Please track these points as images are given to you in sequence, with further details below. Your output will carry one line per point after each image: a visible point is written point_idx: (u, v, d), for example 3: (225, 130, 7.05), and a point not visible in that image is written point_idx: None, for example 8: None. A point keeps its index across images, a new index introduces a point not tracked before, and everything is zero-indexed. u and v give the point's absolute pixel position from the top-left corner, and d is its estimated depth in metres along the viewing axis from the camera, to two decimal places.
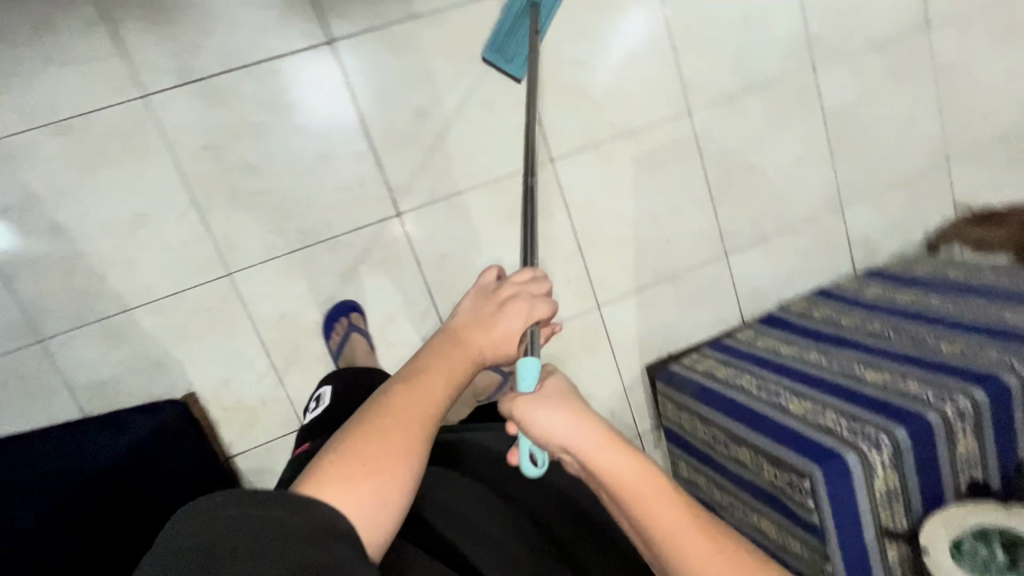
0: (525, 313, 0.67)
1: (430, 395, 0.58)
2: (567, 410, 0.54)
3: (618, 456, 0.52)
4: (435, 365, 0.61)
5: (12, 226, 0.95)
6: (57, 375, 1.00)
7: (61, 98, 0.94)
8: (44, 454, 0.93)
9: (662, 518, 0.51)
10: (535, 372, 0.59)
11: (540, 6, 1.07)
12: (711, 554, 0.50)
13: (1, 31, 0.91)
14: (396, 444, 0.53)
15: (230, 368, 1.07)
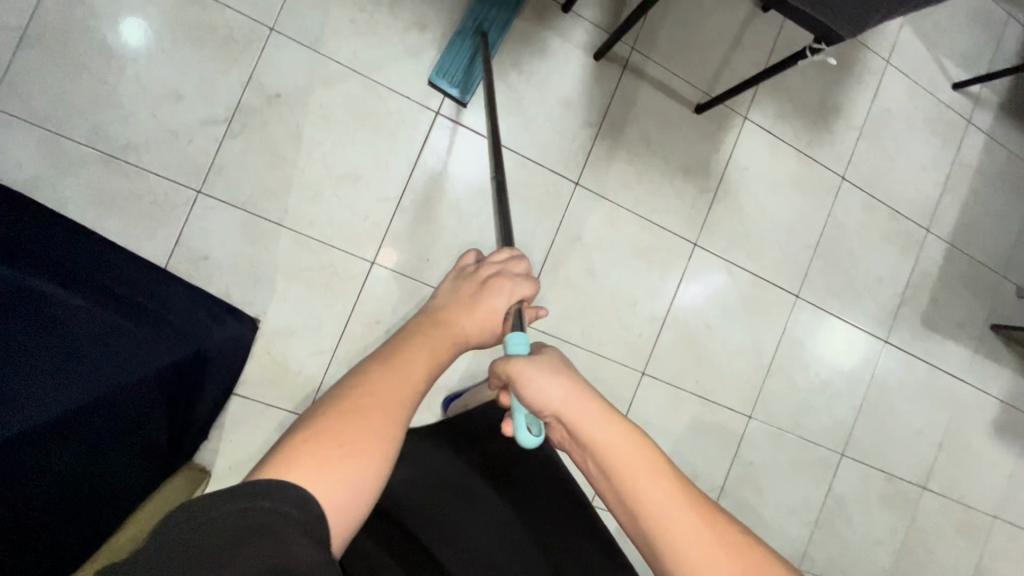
0: (502, 294, 0.74)
1: (412, 373, 0.60)
2: (560, 374, 0.60)
3: (601, 419, 0.57)
4: (420, 344, 0.65)
5: (267, 107, 1.04)
6: (180, 223, 1.01)
7: (384, 67, 1.10)
8: (127, 278, 0.90)
9: (653, 493, 0.54)
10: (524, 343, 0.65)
11: (486, 35, 1.10)
12: (704, 531, 0.53)
13: (394, 5, 1.09)
14: (380, 413, 0.55)
15: (304, 328, 1.08)
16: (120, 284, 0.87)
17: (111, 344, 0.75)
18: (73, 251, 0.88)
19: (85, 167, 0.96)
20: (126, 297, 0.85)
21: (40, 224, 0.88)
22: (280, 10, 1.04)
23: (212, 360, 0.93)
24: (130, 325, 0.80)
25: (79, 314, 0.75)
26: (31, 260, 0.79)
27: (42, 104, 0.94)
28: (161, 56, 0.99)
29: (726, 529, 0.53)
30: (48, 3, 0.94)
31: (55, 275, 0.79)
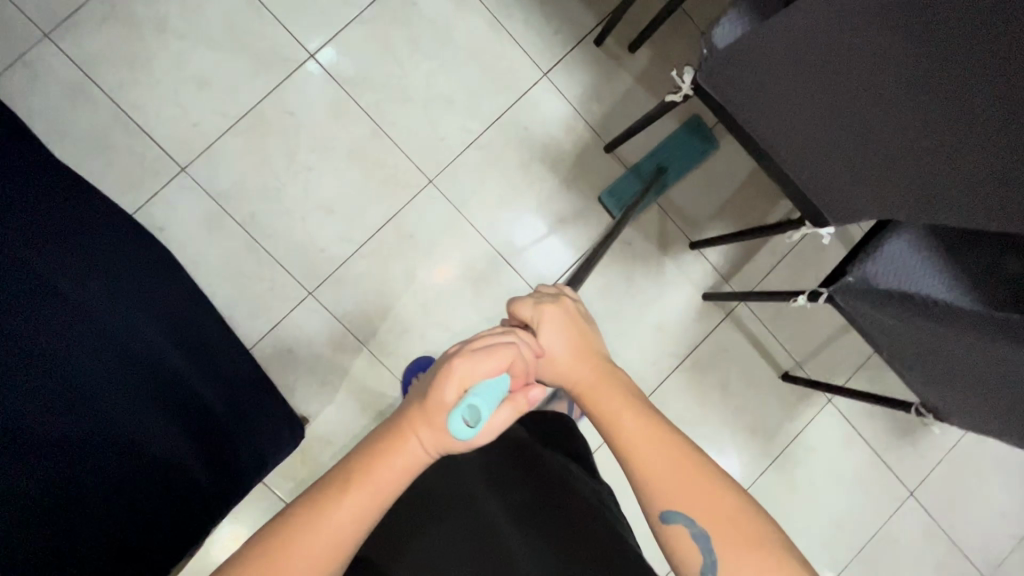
0: (475, 366, 0.54)
1: (349, 509, 0.50)
2: (577, 336, 0.65)
3: (612, 387, 0.61)
4: (385, 452, 0.53)
5: (397, 244, 1.13)
6: (281, 315, 1.10)
7: (511, 241, 1.17)
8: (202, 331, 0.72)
9: (635, 437, 0.57)
10: (489, 389, 0.54)
11: (665, 170, 1.18)
12: (677, 463, 0.54)
13: (543, 195, 1.18)
14: (324, 541, 0.48)
15: (341, 442, 1.13)
16: (146, 322, 0.60)
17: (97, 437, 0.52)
18: (131, 254, 0.64)
19: (230, 242, 1.08)
20: (184, 355, 0.65)
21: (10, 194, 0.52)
22: (444, 168, 1.14)
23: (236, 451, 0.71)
24: (163, 397, 0.59)
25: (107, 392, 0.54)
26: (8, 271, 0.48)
27: (222, 181, 1.07)
28: (331, 174, 1.11)
29: (698, 474, 0.54)
30: (265, 106, 1.08)
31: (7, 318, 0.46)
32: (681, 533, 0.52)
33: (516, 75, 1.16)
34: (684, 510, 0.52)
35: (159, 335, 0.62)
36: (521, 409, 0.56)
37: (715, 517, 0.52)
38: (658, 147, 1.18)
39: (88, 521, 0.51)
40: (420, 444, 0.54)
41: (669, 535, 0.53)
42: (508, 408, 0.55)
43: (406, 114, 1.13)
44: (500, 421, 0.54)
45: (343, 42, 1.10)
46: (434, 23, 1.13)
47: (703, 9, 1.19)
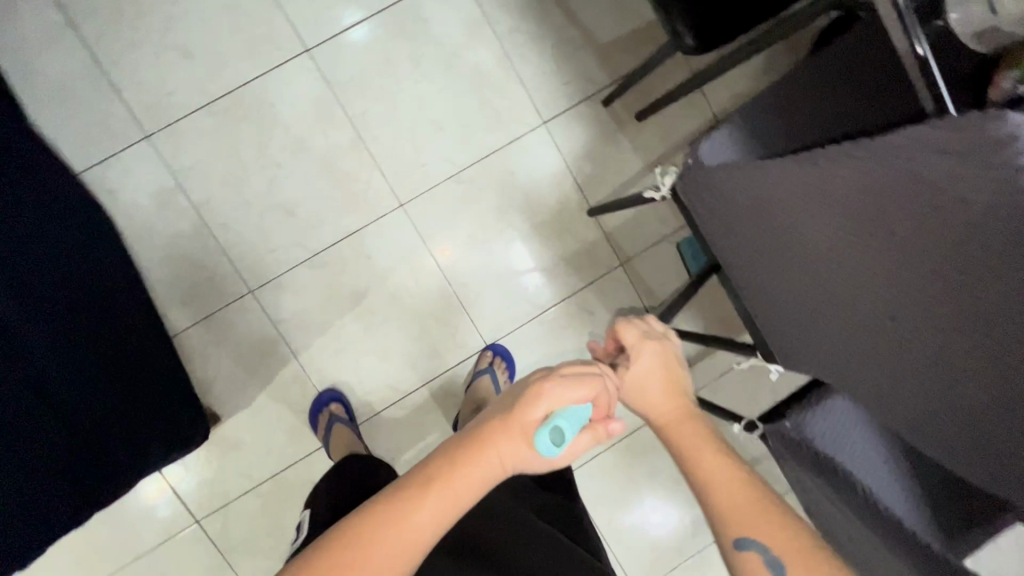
0: (565, 390, 0.52)
1: (435, 511, 0.47)
2: (664, 368, 0.65)
3: (693, 425, 0.61)
4: (463, 459, 0.49)
5: (351, 261, 1.09)
6: (215, 306, 1.06)
7: (470, 284, 1.13)
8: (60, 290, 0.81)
9: (707, 467, 0.57)
10: (571, 417, 0.52)
11: None
12: (742, 494, 0.54)
13: (512, 243, 1.14)
14: (397, 546, 0.45)
15: (248, 447, 1.09)
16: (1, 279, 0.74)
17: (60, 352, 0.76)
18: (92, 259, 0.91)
19: (179, 222, 1.03)
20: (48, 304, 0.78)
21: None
22: (417, 195, 1.10)
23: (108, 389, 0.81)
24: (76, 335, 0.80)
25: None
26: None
27: (185, 158, 1.03)
28: (299, 175, 1.06)
29: (769, 505, 0.53)
30: (247, 91, 1.03)
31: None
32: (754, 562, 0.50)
33: (513, 117, 1.12)
34: (757, 535, 0.51)
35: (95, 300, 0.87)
36: (600, 438, 0.54)
37: (785, 542, 0.50)
38: None
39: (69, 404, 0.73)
40: (504, 455, 0.50)
41: (745, 562, 0.51)
42: (589, 435, 0.53)
43: (392, 133, 1.08)
44: (579, 447, 0.52)
45: (343, 43, 1.05)
46: (442, 45, 1.08)
47: (719, 95, 1.16)
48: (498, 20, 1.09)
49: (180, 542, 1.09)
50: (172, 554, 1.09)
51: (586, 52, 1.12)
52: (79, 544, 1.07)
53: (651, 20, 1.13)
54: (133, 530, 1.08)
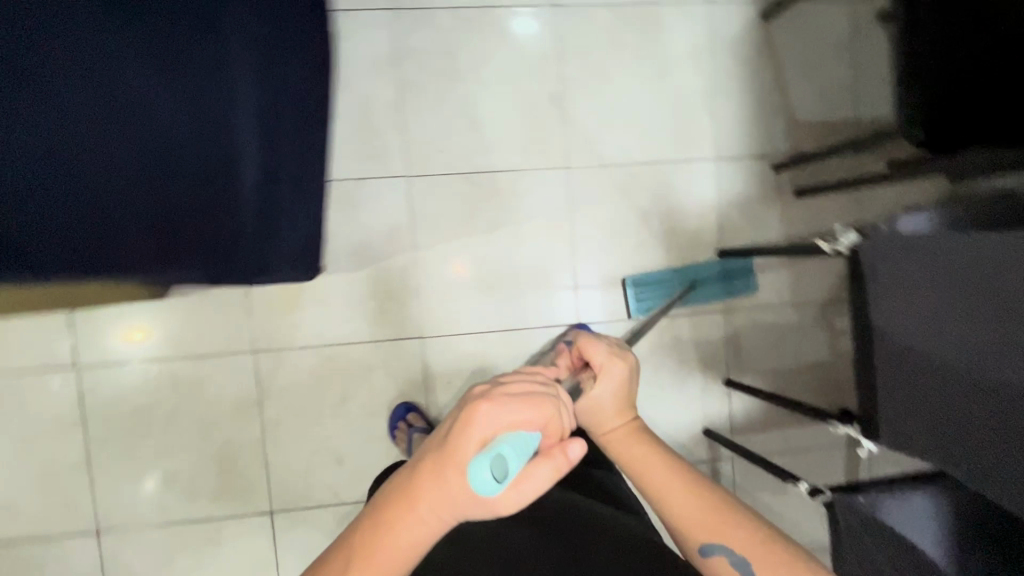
0: (502, 416, 0.52)
1: (395, 551, 0.56)
2: (616, 392, 0.71)
3: (641, 447, 0.71)
4: (391, 527, 0.56)
5: (503, 193, 1.16)
6: (372, 173, 1.12)
7: (589, 263, 1.19)
8: None
9: (658, 480, 0.69)
10: (515, 442, 0.51)
11: (695, 293, 1.17)
12: (698, 510, 0.66)
13: (643, 247, 1.19)
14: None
15: (333, 308, 1.12)
16: None
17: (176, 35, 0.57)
18: None
19: (382, 89, 1.11)
20: None
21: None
22: (585, 166, 1.17)
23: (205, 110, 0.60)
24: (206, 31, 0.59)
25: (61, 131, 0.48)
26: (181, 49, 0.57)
27: (414, 41, 1.11)
28: (495, 103, 1.14)
29: (727, 517, 0.65)
30: (493, 14, 1.13)
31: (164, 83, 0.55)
32: (718, 562, 0.64)
33: (693, 142, 1.20)
34: (719, 542, 0.64)
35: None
36: (558, 469, 0.53)
37: (750, 549, 0.62)
38: (698, 267, 1.18)
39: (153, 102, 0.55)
40: (446, 499, 0.54)
41: (711, 564, 0.65)
42: (545, 467, 0.52)
43: (590, 104, 1.17)
44: (537, 479, 0.52)
45: (586, 15, 1.15)
46: (666, 55, 1.18)
47: (875, 206, 1.23)
48: (719, 59, 1.19)
49: (228, 363, 1.11)
50: (216, 371, 1.11)
51: (777, 119, 1.21)
52: (138, 320, 1.09)
53: (845, 119, 1.22)
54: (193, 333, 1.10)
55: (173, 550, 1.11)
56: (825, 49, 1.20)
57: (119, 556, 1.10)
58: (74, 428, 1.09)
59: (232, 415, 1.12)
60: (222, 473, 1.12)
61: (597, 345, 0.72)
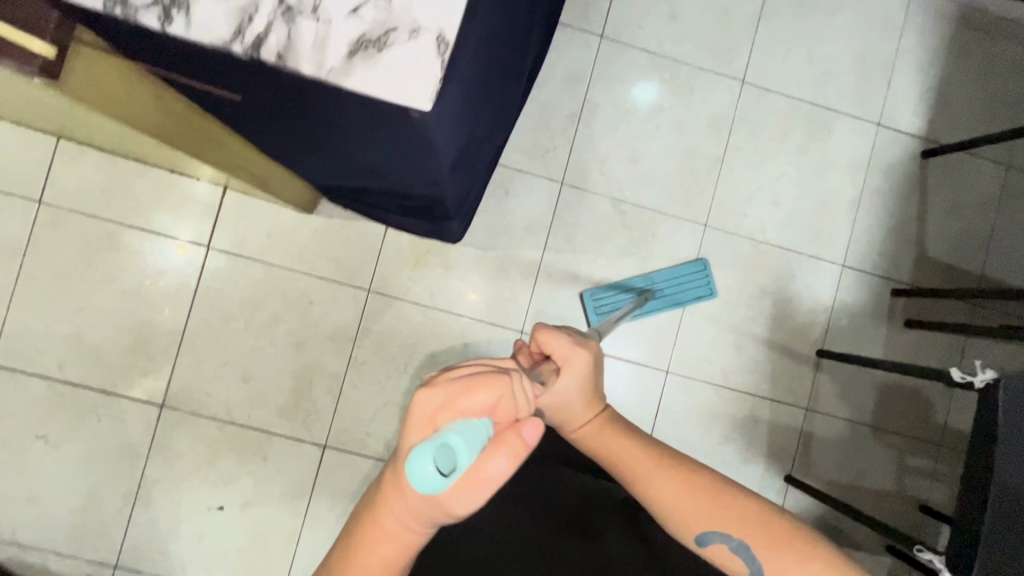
0: (451, 399, 0.47)
1: (370, 564, 0.53)
2: (582, 380, 0.64)
3: (620, 441, 0.68)
4: (365, 536, 0.53)
5: (640, 228, 1.21)
6: (533, 169, 1.18)
7: (694, 317, 1.22)
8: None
9: (642, 474, 0.66)
10: (463, 432, 0.44)
11: (648, 304, 1.18)
12: (690, 496, 0.64)
13: (749, 321, 1.23)
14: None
15: (453, 276, 1.17)
16: None
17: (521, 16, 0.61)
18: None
19: (568, 100, 1.19)
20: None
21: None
22: (721, 230, 1.22)
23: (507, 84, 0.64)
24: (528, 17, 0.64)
25: (470, 65, 0.48)
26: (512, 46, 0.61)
27: (610, 69, 1.20)
28: (661, 147, 1.21)
29: (721, 496, 0.64)
30: (685, 70, 1.22)
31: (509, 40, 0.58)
32: (718, 547, 0.63)
33: (826, 242, 1.24)
34: (716, 528, 0.63)
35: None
36: (519, 454, 0.46)
37: (746, 532, 0.62)
38: (650, 274, 1.19)
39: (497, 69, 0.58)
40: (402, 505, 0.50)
41: (712, 548, 0.64)
42: (504, 459, 0.45)
43: (744, 177, 1.23)
44: (499, 471, 0.45)
45: (766, 99, 1.23)
46: (826, 158, 1.24)
47: (978, 360, 1.24)
48: (872, 177, 1.25)
49: (341, 292, 1.14)
50: (327, 295, 1.14)
51: (909, 248, 1.26)
52: (278, 224, 1.14)
53: (970, 271, 1.26)
54: (321, 254, 1.14)
55: (223, 447, 1.13)
56: (971, 201, 1.26)
57: (172, 435, 1.12)
58: (181, 301, 1.12)
59: (325, 341, 1.14)
60: (294, 391, 1.14)
61: (559, 335, 0.64)
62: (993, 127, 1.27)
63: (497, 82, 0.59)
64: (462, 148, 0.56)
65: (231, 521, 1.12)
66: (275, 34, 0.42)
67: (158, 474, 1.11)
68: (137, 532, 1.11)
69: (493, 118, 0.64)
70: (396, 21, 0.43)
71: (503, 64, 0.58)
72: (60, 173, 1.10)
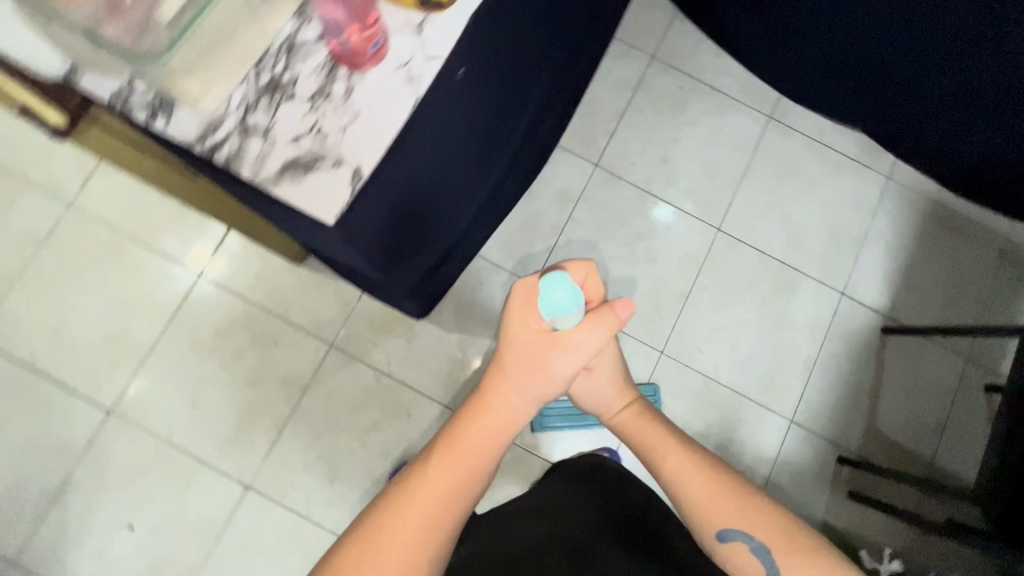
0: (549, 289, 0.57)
1: (464, 458, 0.54)
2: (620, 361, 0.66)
3: (652, 428, 0.65)
4: (469, 421, 0.56)
5: None
6: (510, 267, 1.27)
7: None
8: (529, 130, 0.80)
9: (674, 461, 0.62)
10: (570, 288, 0.54)
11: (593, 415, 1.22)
12: (718, 491, 0.60)
13: None
14: (437, 487, 0.53)
15: (413, 348, 1.23)
16: (528, 99, 0.75)
17: (487, 167, 0.73)
18: (543, 136, 0.92)
19: (555, 214, 1.30)
20: (520, 126, 0.76)
21: (522, 125, 0.76)
22: (676, 359, 1.27)
23: (462, 213, 0.75)
24: (499, 167, 0.76)
25: (379, 193, 0.59)
26: (474, 187, 0.73)
27: (599, 195, 1.32)
28: (634, 271, 1.30)
29: (748, 494, 0.60)
30: (668, 209, 1.33)
31: (453, 179, 0.67)
32: (737, 547, 0.59)
33: (777, 395, 1.27)
34: (741, 529, 0.59)
35: (525, 146, 0.83)
36: (612, 327, 0.55)
37: (774, 534, 0.58)
38: None
39: (444, 204, 0.69)
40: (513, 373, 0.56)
41: (731, 551, 0.59)
42: (601, 329, 0.55)
43: (706, 315, 1.29)
44: (588, 338, 0.54)
45: (739, 249, 1.32)
46: (788, 314, 1.30)
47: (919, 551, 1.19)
48: (831, 341, 1.30)
49: (307, 341, 1.21)
50: (293, 341, 1.21)
51: (860, 419, 1.27)
52: (267, 268, 1.23)
53: (920, 454, 1.25)
54: (299, 302, 1.22)
55: (154, 465, 1.15)
56: (924, 386, 1.28)
57: (110, 442, 1.15)
58: (160, 317, 1.21)
59: (278, 383, 1.20)
60: (236, 425, 1.18)
61: None
62: (953, 319, 1.32)
63: (444, 207, 0.69)
64: (391, 256, 0.67)
65: (137, 541, 1.13)
66: (228, 144, 0.57)
67: (84, 477, 1.14)
68: (46, 531, 1.12)
69: (444, 235, 0.74)
70: (324, 153, 0.58)
71: (452, 193, 0.68)
72: (95, 185, 1.24)
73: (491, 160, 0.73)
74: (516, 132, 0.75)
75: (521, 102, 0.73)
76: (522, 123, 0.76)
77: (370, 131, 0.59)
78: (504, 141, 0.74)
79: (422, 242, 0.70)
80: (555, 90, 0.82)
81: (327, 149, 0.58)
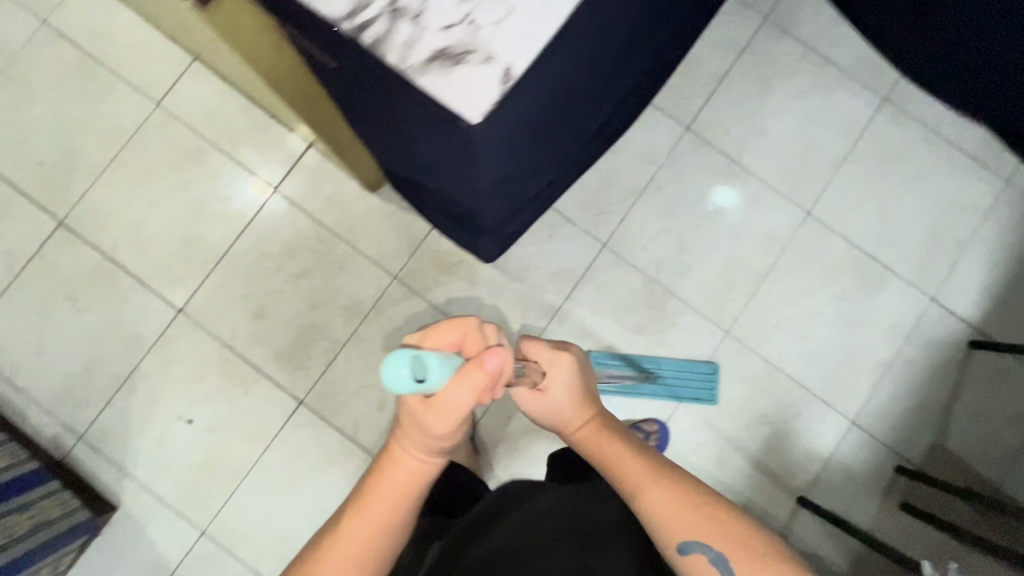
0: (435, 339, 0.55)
1: (376, 509, 0.56)
2: (574, 374, 0.68)
3: (611, 442, 0.65)
4: (375, 479, 0.57)
5: (663, 311, 1.22)
6: (583, 223, 1.23)
7: (687, 416, 1.20)
8: (641, 63, 0.76)
9: (629, 472, 0.61)
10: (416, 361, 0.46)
11: (647, 384, 1.19)
12: (671, 501, 0.57)
13: (740, 440, 1.20)
14: (350, 540, 0.54)
15: (475, 291, 1.21)
16: (652, 27, 0.71)
17: (596, 93, 0.70)
18: (653, 75, 0.87)
19: (637, 174, 1.25)
20: (638, 54, 0.72)
21: (639, 53, 0.72)
22: (741, 342, 1.22)
23: (565, 139, 0.72)
24: (603, 96, 0.73)
25: (520, 100, 0.56)
26: (581, 113, 0.70)
27: (686, 160, 1.25)
28: (711, 244, 1.24)
29: (704, 501, 0.57)
30: (757, 184, 1.25)
31: (570, 99, 0.64)
32: (698, 560, 0.54)
33: (842, 393, 1.21)
34: (699, 540, 0.54)
35: (634, 81, 0.79)
36: (485, 382, 0.51)
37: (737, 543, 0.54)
38: (658, 358, 1.21)
39: (554, 126, 0.66)
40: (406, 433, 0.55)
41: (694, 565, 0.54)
42: (467, 389, 0.51)
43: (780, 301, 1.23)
44: (458, 396, 0.51)
45: (826, 236, 1.24)
46: (869, 312, 1.23)
47: None
48: (910, 346, 1.22)
49: (371, 269, 1.21)
50: (358, 268, 1.21)
51: (927, 431, 1.20)
52: (341, 192, 1.23)
53: (985, 477, 1.19)
54: (367, 230, 1.22)
55: (216, 366, 1.19)
56: (1004, 408, 1.20)
57: (177, 338, 1.20)
58: (234, 226, 1.22)
59: (340, 306, 1.21)
60: (295, 341, 1.20)
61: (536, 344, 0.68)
62: None
63: (554, 128, 0.66)
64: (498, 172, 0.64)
65: (193, 435, 1.18)
66: (377, 25, 0.54)
67: (151, 367, 1.19)
68: (113, 413, 1.18)
69: (544, 162, 0.71)
70: (475, 46, 0.54)
71: (565, 113, 0.65)
72: (183, 86, 1.24)
73: (601, 88, 0.70)
74: (630, 61, 0.72)
75: (647, 28, 0.69)
76: (638, 52, 0.72)
77: (523, 30, 0.55)
78: (618, 67, 0.70)
79: (528, 164, 0.68)
80: (674, 28, 0.78)
81: (478, 42, 0.54)
